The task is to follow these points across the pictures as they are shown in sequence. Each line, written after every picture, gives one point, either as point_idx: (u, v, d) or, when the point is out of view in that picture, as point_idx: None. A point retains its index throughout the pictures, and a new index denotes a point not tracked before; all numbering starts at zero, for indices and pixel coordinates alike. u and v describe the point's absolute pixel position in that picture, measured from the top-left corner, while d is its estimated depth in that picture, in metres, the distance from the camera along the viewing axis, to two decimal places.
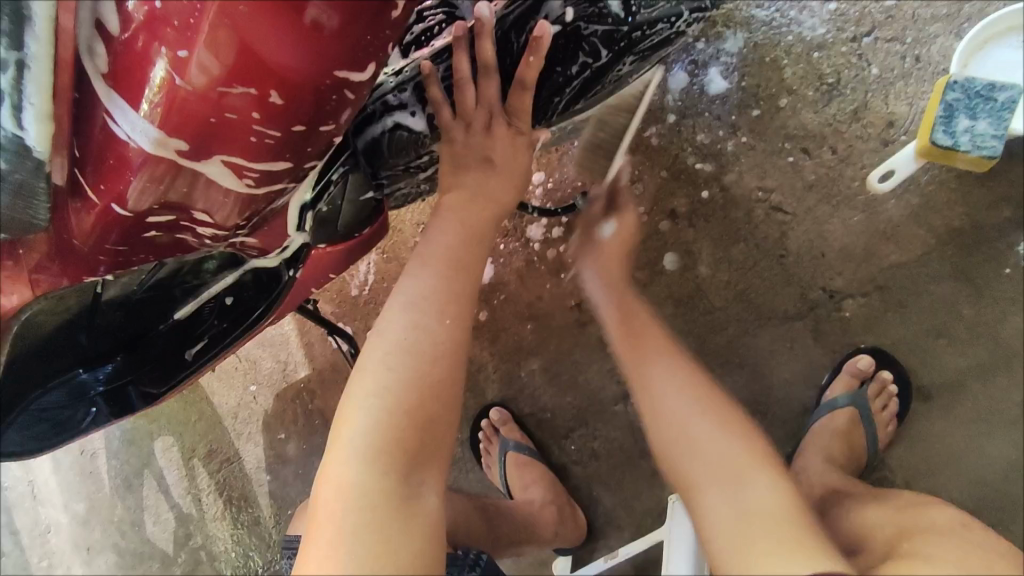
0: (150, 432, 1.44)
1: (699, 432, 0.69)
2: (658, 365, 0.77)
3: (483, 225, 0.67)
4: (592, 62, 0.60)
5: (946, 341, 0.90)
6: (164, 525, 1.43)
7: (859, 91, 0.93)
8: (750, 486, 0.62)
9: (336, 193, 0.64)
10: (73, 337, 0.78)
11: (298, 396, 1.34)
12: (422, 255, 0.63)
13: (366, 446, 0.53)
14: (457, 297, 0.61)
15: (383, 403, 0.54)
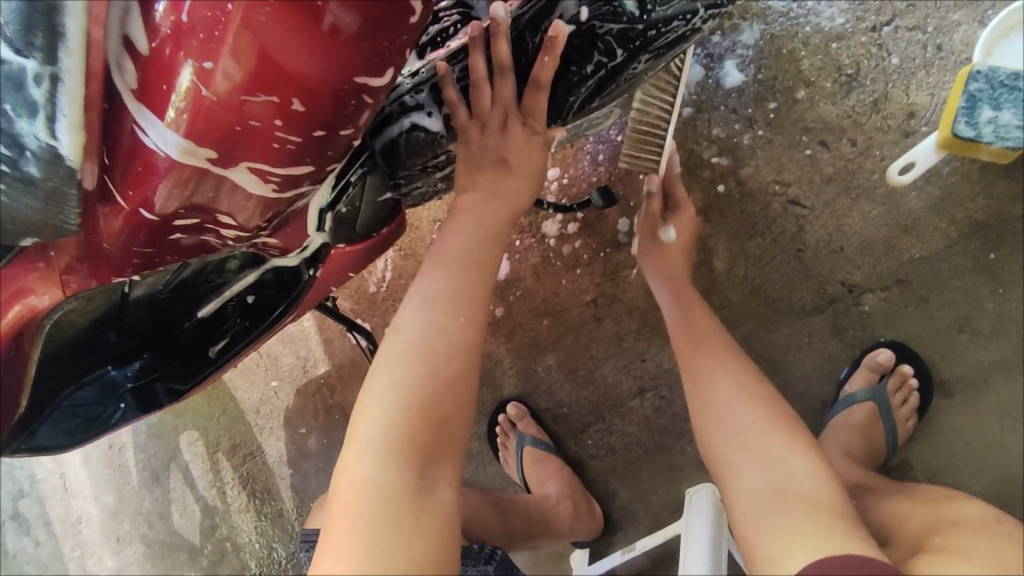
0: (176, 427, 1.47)
1: (747, 429, 0.69)
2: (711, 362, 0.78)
3: (497, 224, 0.68)
4: (606, 61, 0.59)
5: (968, 335, 0.88)
6: (190, 516, 1.47)
7: (880, 82, 0.92)
8: (790, 475, 0.63)
9: (355, 195, 0.66)
10: (103, 335, 0.80)
11: (318, 391, 1.36)
12: (435, 255, 0.64)
13: (381, 443, 0.54)
14: (472, 296, 0.62)
15: (398, 400, 0.56)
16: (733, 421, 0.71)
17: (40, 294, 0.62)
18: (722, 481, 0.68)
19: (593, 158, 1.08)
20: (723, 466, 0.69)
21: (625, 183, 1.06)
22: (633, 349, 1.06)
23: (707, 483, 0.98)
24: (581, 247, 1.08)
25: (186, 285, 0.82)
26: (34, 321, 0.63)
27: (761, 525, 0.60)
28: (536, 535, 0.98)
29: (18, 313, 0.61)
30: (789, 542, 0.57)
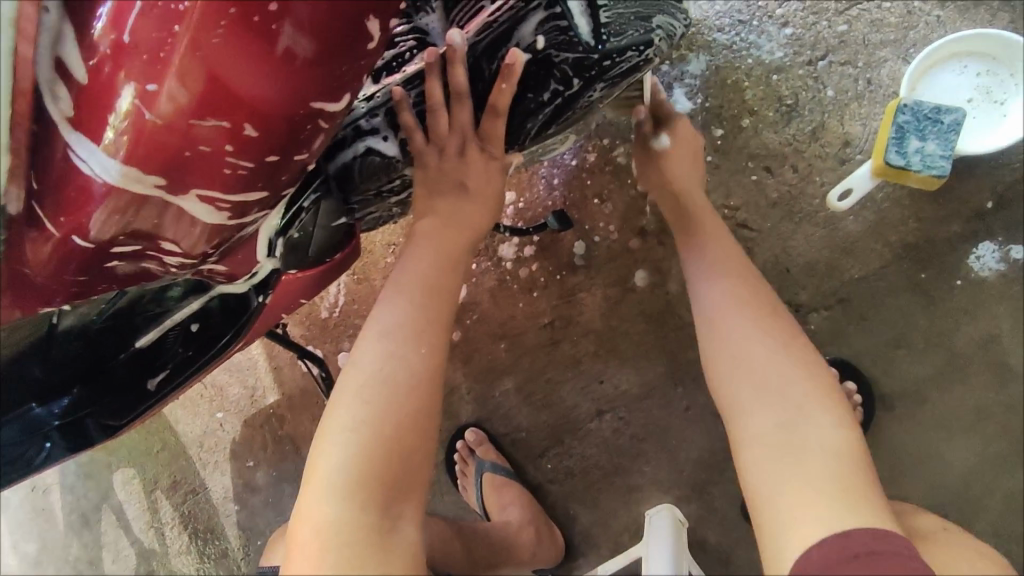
0: (110, 464, 1.41)
1: (761, 364, 0.67)
2: (722, 292, 0.75)
3: (456, 249, 0.67)
4: (562, 90, 0.59)
5: (906, 351, 0.93)
6: (124, 562, 1.41)
7: (817, 111, 0.97)
8: (802, 421, 0.62)
9: (309, 219, 0.64)
10: (26, 368, 0.75)
11: (267, 421, 1.29)
12: (395, 281, 0.63)
13: (343, 480, 0.53)
14: (433, 325, 0.61)
15: (360, 436, 0.54)
16: (746, 356, 0.68)
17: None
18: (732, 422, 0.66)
19: (548, 182, 1.09)
20: (733, 408, 0.67)
21: (580, 207, 1.08)
22: (590, 371, 1.06)
23: (666, 504, 0.99)
24: (538, 270, 1.08)
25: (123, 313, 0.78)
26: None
27: (779, 482, 0.59)
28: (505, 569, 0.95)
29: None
30: (798, 513, 0.56)
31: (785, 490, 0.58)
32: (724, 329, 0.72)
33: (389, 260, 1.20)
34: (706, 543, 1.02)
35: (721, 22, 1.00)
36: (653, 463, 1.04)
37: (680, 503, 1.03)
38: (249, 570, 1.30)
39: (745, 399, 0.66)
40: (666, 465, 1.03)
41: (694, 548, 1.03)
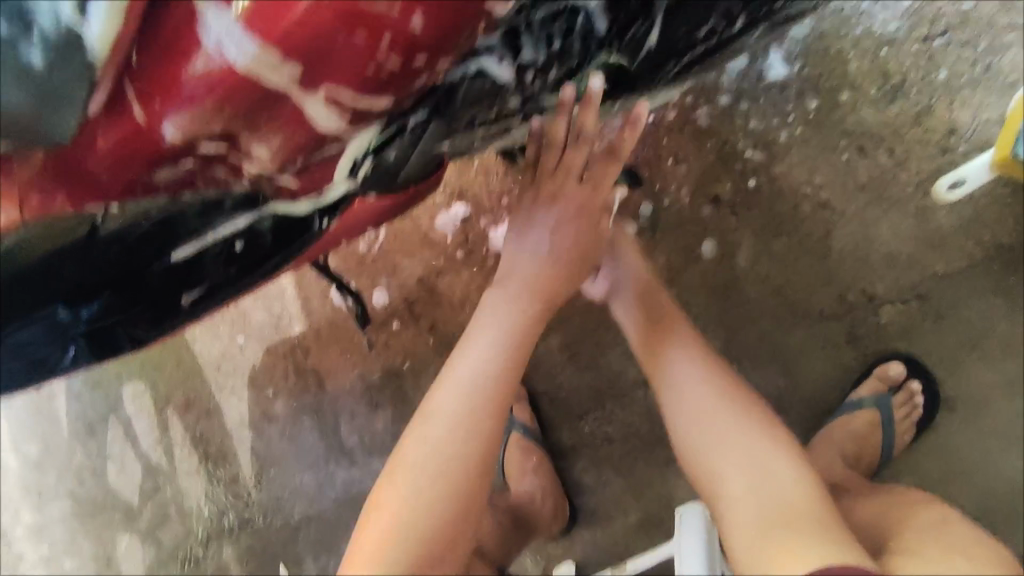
0: (120, 376, 1.37)
1: (724, 430, 0.75)
2: (690, 363, 0.82)
3: (548, 294, 0.82)
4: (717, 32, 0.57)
5: (976, 355, 0.90)
6: (128, 475, 1.39)
7: (924, 93, 0.90)
8: (767, 470, 0.71)
9: (411, 141, 0.58)
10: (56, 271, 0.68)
11: (291, 351, 1.24)
12: (494, 303, 0.82)
13: (416, 499, 0.70)
14: (518, 349, 0.79)
15: (449, 424, 0.73)
16: (705, 415, 0.77)
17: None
18: (710, 486, 0.74)
19: None
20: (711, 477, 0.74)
21: (651, 167, 1.01)
22: None
23: (697, 499, 1.01)
24: None
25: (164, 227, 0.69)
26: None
27: (752, 539, 0.66)
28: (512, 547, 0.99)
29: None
30: (778, 554, 0.62)
31: (763, 542, 0.64)
32: (693, 424, 0.78)
33: (437, 198, 1.13)
34: None
35: None
36: None
37: None
38: (260, 498, 1.29)
39: (720, 466, 0.73)
40: None
41: None
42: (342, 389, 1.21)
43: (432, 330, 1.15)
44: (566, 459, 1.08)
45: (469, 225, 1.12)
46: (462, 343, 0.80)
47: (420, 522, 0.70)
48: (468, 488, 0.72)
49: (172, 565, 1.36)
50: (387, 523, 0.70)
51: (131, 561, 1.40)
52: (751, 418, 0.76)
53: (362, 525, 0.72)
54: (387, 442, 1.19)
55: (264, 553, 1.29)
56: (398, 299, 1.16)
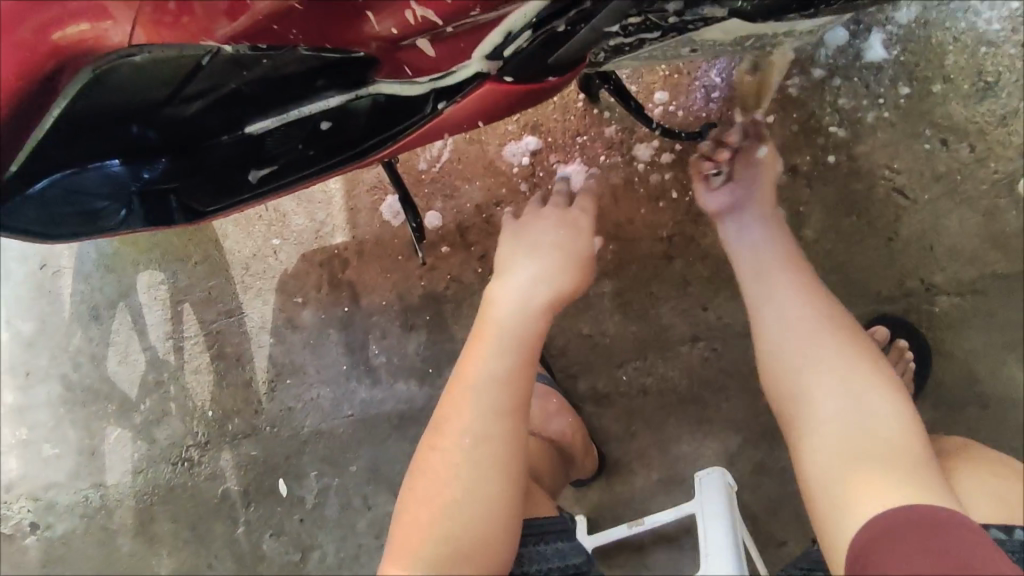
0: (137, 262, 1.32)
1: (822, 365, 0.73)
2: (789, 290, 0.81)
3: (584, 228, 0.87)
4: None
5: (1019, 356, 0.94)
6: (130, 367, 1.33)
7: (1014, 97, 0.93)
8: (873, 409, 0.68)
9: (585, 14, 0.58)
10: (125, 125, 0.73)
11: (328, 261, 1.21)
12: (535, 240, 0.85)
13: (478, 430, 0.72)
14: (569, 272, 0.82)
15: (502, 347, 0.77)
16: (807, 337, 0.76)
17: (107, 23, 0.59)
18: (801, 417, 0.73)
19: (706, 93, 1.03)
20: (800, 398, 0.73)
21: (734, 127, 1.01)
22: (696, 297, 1.04)
23: (719, 467, 1.01)
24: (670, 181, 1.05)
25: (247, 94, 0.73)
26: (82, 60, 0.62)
27: (835, 472, 0.66)
28: (556, 479, 0.98)
29: (58, 42, 0.60)
30: (861, 488, 0.63)
31: (851, 475, 0.64)
32: (789, 351, 0.77)
33: (510, 127, 1.11)
34: (758, 487, 1.04)
35: None
36: (732, 400, 1.04)
37: (745, 445, 1.04)
38: (270, 407, 1.25)
39: (811, 395, 0.72)
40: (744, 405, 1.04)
41: (744, 489, 1.05)
42: (377, 307, 1.19)
43: (481, 259, 1.14)
44: (598, 405, 1.09)
45: (537, 159, 1.11)
46: (502, 270, 0.83)
47: (486, 456, 0.71)
48: (518, 423, 0.75)
49: (163, 464, 1.32)
50: (450, 456, 0.72)
51: (119, 455, 1.35)
52: (848, 350, 0.74)
53: (423, 453, 0.74)
54: (416, 366, 1.17)
55: (266, 463, 1.26)
56: (451, 223, 1.15)
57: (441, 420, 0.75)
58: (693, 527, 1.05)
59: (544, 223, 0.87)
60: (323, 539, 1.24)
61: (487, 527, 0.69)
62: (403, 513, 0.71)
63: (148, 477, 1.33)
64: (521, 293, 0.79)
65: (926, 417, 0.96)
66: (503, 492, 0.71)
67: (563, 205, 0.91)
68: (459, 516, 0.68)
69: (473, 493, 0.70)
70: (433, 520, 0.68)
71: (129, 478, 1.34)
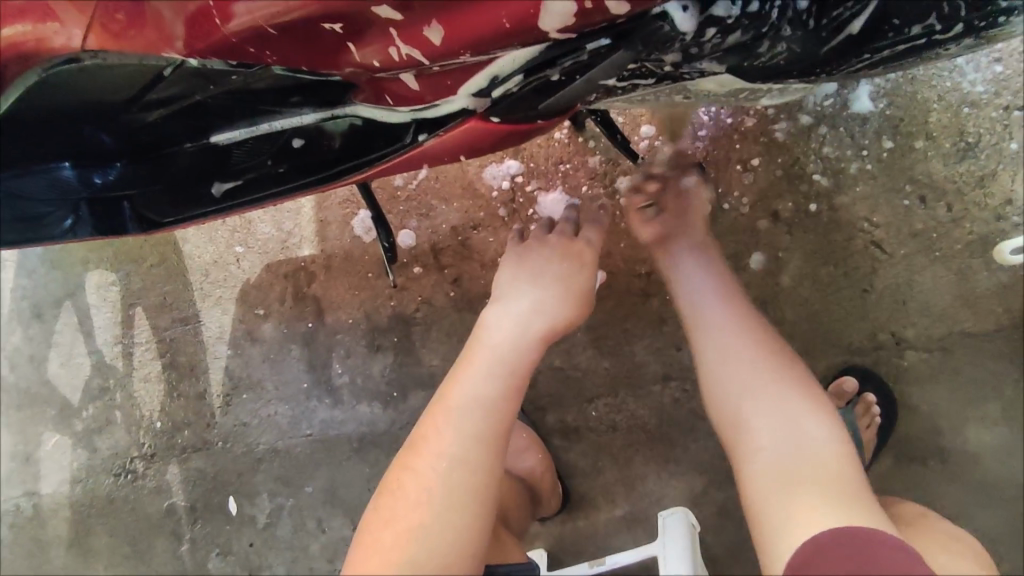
0: (87, 261, 1.24)
1: (755, 391, 0.72)
2: (721, 317, 0.80)
3: (589, 261, 0.84)
4: (937, 30, 0.53)
5: (981, 415, 0.95)
6: (73, 370, 1.25)
7: (992, 159, 0.94)
8: (805, 431, 0.68)
9: (583, 65, 0.55)
10: (77, 127, 0.75)
11: (294, 274, 1.16)
12: (538, 269, 0.82)
13: (459, 452, 0.70)
14: (570, 303, 0.80)
15: (493, 372, 0.75)
16: (735, 362, 0.76)
17: (52, 25, 0.56)
18: (737, 440, 0.72)
19: (693, 130, 1.01)
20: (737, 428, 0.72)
21: (719, 168, 1.00)
22: (671, 336, 1.03)
23: (682, 507, 1.00)
24: None
25: (208, 107, 0.74)
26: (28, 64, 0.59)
27: (774, 498, 0.64)
28: (522, 516, 0.98)
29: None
30: (796, 515, 0.62)
31: (784, 498, 0.63)
32: (722, 376, 0.76)
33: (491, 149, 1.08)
34: (721, 530, 1.03)
35: None
36: (700, 442, 1.03)
37: (709, 488, 1.03)
38: (223, 421, 1.20)
39: (747, 416, 0.71)
40: (711, 447, 1.03)
41: (706, 532, 1.04)
42: (342, 325, 1.14)
43: (454, 283, 1.10)
44: (565, 440, 1.06)
45: (518, 184, 1.07)
46: (496, 299, 0.82)
47: (464, 481, 0.69)
48: (500, 454, 0.72)
49: (105, 475, 1.25)
50: (425, 476, 0.69)
51: (56, 463, 1.27)
52: (782, 371, 0.74)
53: (397, 472, 0.71)
54: (380, 388, 1.13)
55: (215, 480, 1.21)
56: (425, 243, 1.11)
57: (419, 440, 0.73)
58: (654, 567, 1.04)
59: (547, 251, 0.84)
60: (272, 561, 1.19)
61: (454, 557, 0.65)
62: (367, 534, 0.68)
63: (87, 488, 1.26)
64: (516, 321, 0.78)
65: (887, 469, 0.97)
66: (474, 523, 0.67)
67: (570, 234, 0.87)
68: (428, 540, 0.65)
69: (446, 520, 0.66)
70: (400, 541, 0.65)
71: (66, 487, 1.27)
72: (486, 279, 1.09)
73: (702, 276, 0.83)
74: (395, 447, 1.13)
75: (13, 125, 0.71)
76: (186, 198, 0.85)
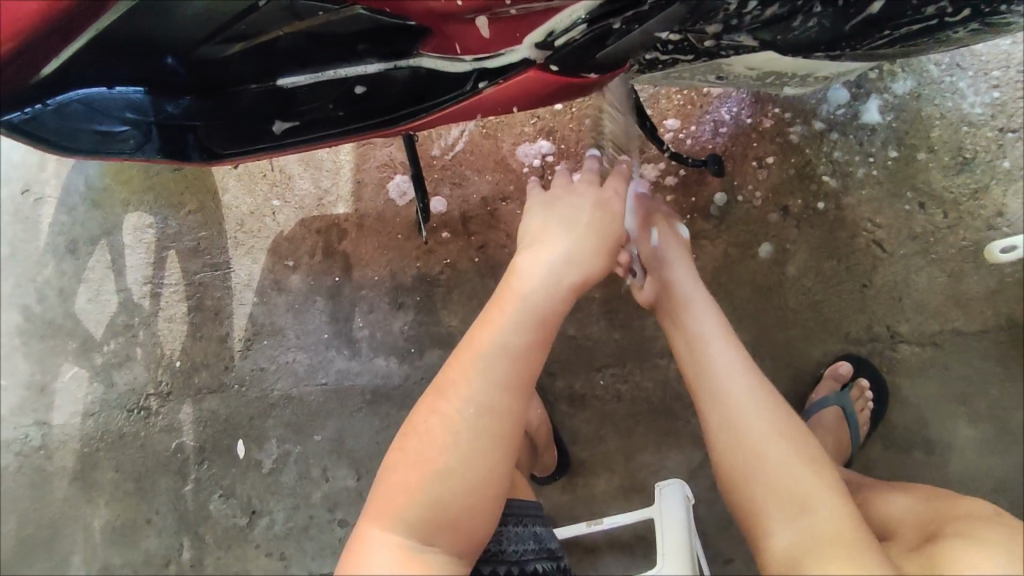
0: (127, 202, 1.30)
1: (774, 464, 0.67)
2: (731, 374, 0.75)
3: (613, 216, 0.84)
4: (949, 11, 0.61)
5: (964, 409, 1.01)
6: (99, 306, 1.30)
7: (987, 175, 1.03)
8: (819, 515, 0.63)
9: (641, 17, 0.63)
10: (159, 56, 0.80)
11: (326, 230, 1.22)
12: (571, 223, 0.82)
13: (482, 401, 0.71)
14: (603, 252, 0.81)
15: (519, 322, 0.75)
16: (745, 430, 0.71)
17: None
18: (755, 522, 0.67)
19: (715, 126, 1.09)
20: (755, 508, 0.67)
21: (736, 162, 1.08)
22: None
23: (679, 480, 1.04)
24: (671, 202, 1.09)
25: (281, 51, 0.80)
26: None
27: None
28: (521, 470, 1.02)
29: None
30: None
31: None
32: (735, 446, 0.71)
33: (526, 128, 1.16)
34: (713, 504, 1.08)
35: (941, 57, 1.05)
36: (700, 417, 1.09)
37: (706, 461, 1.08)
38: (241, 365, 1.24)
39: (764, 499, 0.66)
40: None
41: (698, 506, 1.08)
42: (368, 281, 1.20)
43: (480, 250, 1.17)
44: (572, 406, 1.12)
45: (548, 163, 1.15)
46: (530, 248, 0.82)
47: (489, 425, 0.71)
48: (525, 400, 0.74)
49: (118, 411, 1.28)
50: (450, 421, 0.71)
51: (71, 396, 1.30)
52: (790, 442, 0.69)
53: (423, 414, 0.72)
54: (398, 344, 1.18)
55: (226, 422, 1.24)
56: (455, 211, 1.17)
57: (445, 383, 0.73)
58: (646, 534, 1.09)
59: (577, 200, 0.85)
60: (273, 506, 1.22)
61: (475, 501, 0.69)
62: (389, 471, 0.71)
63: (98, 422, 1.29)
64: (550, 271, 0.79)
65: (874, 456, 1.03)
66: (496, 466, 0.70)
67: (597, 183, 0.88)
68: (450, 483, 0.68)
69: (470, 463, 0.69)
70: (421, 480, 0.68)
71: (77, 421, 1.30)
72: (510, 248, 1.16)
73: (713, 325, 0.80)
74: (407, 402, 1.18)
75: (96, 48, 0.76)
76: (246, 132, 0.91)
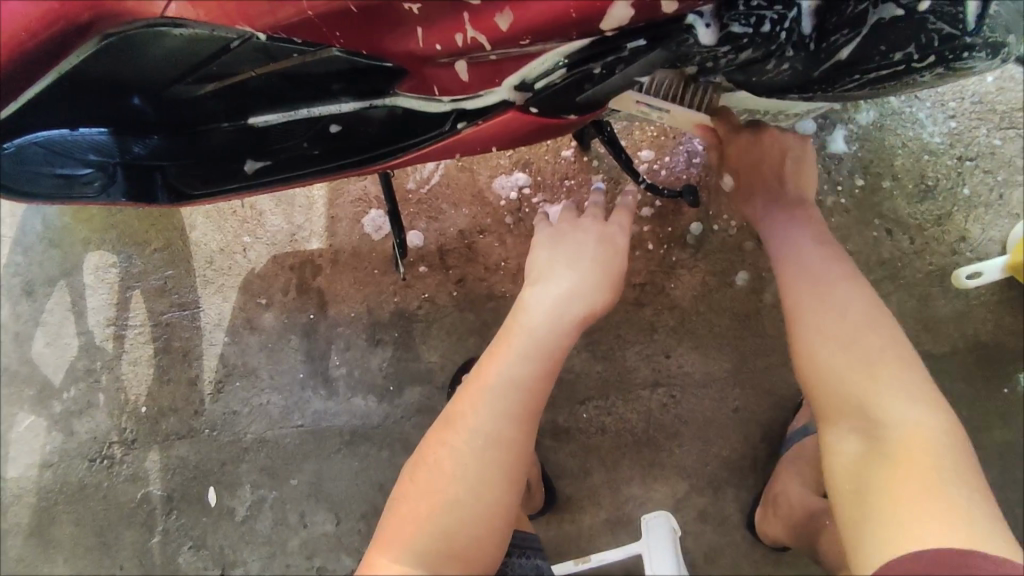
0: (89, 241, 1.24)
1: (870, 381, 0.68)
2: (838, 291, 0.75)
3: (617, 247, 0.83)
4: (916, 57, 0.63)
5: None
6: (58, 350, 1.24)
7: (948, 202, 1.06)
8: (888, 412, 0.66)
9: (620, 62, 0.63)
10: (126, 95, 0.78)
11: (300, 266, 1.19)
12: (574, 258, 0.80)
13: (488, 430, 0.71)
14: (612, 283, 0.80)
15: (523, 355, 0.74)
16: (838, 347, 0.71)
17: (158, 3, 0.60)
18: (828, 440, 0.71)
19: (688, 157, 1.10)
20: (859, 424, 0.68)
21: (711, 191, 1.09)
22: (661, 344, 1.09)
23: (666, 512, 1.03)
24: (648, 233, 1.10)
25: (253, 87, 0.78)
26: (89, 35, 0.62)
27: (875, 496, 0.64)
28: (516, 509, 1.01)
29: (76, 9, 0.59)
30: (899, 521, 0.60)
31: (878, 507, 0.62)
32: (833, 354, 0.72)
33: (502, 161, 1.15)
34: (700, 535, 1.08)
35: None
36: (685, 447, 1.08)
37: (692, 492, 1.08)
38: (212, 408, 1.19)
39: (838, 408, 0.70)
40: (696, 454, 1.08)
41: (686, 537, 1.08)
42: (344, 318, 1.17)
43: (458, 284, 1.15)
44: (556, 440, 1.11)
45: (525, 195, 1.15)
46: (534, 280, 0.81)
47: (495, 455, 0.70)
48: (529, 433, 0.73)
49: (79, 461, 1.22)
50: (458, 452, 0.70)
51: (27, 446, 1.23)
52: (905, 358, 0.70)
53: (432, 445, 0.72)
54: (376, 381, 1.16)
55: (197, 469, 1.19)
56: (432, 245, 1.16)
57: (455, 414, 0.73)
58: (634, 568, 1.08)
59: (583, 235, 0.83)
60: (247, 556, 1.17)
61: (484, 534, 0.67)
62: (399, 503, 0.69)
63: (57, 474, 1.22)
64: (554, 304, 0.77)
65: None
66: (503, 499, 0.69)
67: (601, 218, 0.86)
68: (458, 516, 0.66)
69: (474, 493, 0.67)
70: (431, 511, 0.66)
71: (35, 472, 1.23)
72: (490, 281, 1.14)
73: (795, 239, 0.81)
74: (386, 442, 1.15)
75: (64, 85, 0.73)
76: (218, 174, 0.87)
